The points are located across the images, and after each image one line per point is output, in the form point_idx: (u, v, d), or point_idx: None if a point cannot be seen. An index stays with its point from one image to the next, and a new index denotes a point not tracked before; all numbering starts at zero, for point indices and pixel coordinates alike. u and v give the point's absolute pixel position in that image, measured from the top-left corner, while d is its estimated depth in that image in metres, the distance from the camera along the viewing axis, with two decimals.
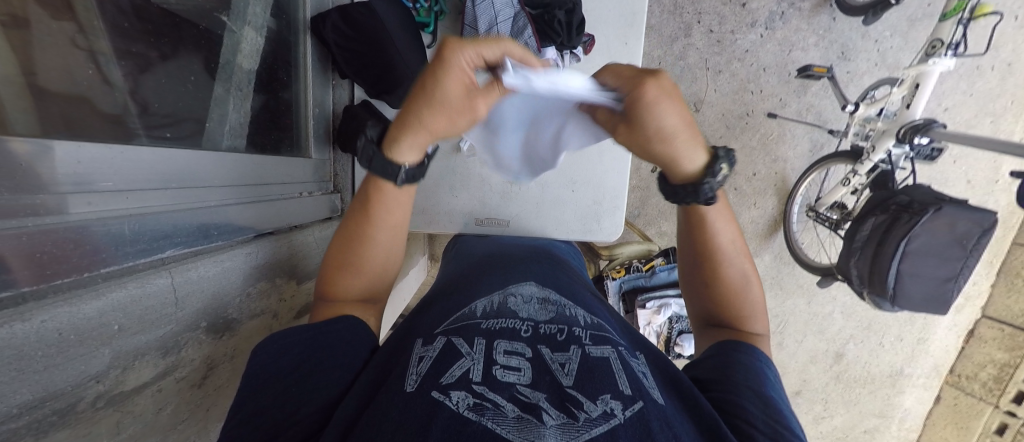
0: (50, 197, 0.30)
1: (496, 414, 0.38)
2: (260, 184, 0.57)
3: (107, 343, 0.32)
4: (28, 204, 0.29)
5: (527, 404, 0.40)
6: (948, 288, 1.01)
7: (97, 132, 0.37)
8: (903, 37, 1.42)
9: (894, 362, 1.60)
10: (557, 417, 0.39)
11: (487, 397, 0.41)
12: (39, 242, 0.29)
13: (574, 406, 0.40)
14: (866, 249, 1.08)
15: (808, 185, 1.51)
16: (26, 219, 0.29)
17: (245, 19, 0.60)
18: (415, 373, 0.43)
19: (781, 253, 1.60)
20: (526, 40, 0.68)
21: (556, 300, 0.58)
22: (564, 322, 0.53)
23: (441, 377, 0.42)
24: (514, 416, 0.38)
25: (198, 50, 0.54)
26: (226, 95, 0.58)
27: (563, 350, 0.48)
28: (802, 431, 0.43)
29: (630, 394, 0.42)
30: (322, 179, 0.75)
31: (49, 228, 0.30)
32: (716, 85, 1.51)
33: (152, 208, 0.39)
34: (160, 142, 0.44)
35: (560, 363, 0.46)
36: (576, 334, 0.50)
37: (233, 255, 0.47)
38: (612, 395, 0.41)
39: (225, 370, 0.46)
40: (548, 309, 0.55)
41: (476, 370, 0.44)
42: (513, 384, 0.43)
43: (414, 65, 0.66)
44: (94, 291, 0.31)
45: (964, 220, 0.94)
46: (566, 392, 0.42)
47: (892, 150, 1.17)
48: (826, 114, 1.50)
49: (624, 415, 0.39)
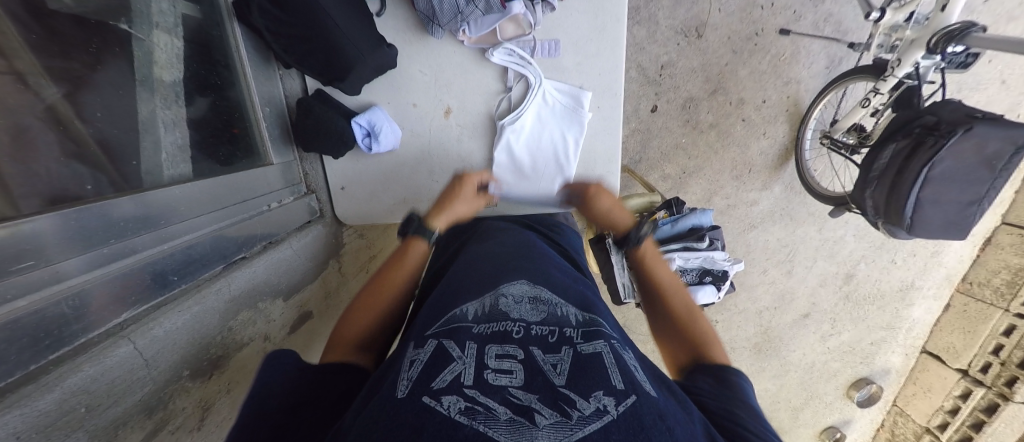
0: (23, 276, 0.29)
1: (488, 418, 0.35)
2: (217, 208, 0.53)
3: (79, 426, 0.31)
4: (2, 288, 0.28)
5: (519, 406, 0.37)
6: (970, 212, 0.95)
7: (22, 184, 0.33)
8: None
9: (905, 278, 1.62)
10: (550, 416, 0.35)
11: (479, 401, 0.37)
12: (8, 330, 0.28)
13: (566, 404, 0.37)
14: (883, 179, 1.02)
15: (823, 107, 1.39)
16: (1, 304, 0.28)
17: (151, 21, 0.51)
18: (406, 377, 0.40)
19: (791, 183, 1.53)
20: None
21: (548, 299, 0.54)
22: (555, 324, 0.50)
23: (431, 383, 0.39)
24: (506, 418, 0.35)
25: (111, 60, 0.46)
26: (153, 117, 0.51)
27: (555, 352, 0.45)
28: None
29: (623, 388, 0.39)
30: (292, 182, 0.70)
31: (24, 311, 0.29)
32: (720, 3, 1.34)
33: (103, 271, 0.36)
34: (91, 193, 0.39)
35: (552, 364, 0.43)
36: (567, 335, 0.48)
37: (204, 299, 0.45)
38: (603, 391, 0.38)
39: (223, 405, 0.46)
40: (539, 309, 0.52)
41: (468, 374, 0.41)
42: (505, 387, 0.40)
43: (364, 45, 0.59)
44: (45, 382, 0.29)
45: (995, 139, 0.85)
46: (557, 392, 0.39)
47: (919, 62, 1.03)
48: (845, 25, 1.35)
49: (616, 411, 0.36)
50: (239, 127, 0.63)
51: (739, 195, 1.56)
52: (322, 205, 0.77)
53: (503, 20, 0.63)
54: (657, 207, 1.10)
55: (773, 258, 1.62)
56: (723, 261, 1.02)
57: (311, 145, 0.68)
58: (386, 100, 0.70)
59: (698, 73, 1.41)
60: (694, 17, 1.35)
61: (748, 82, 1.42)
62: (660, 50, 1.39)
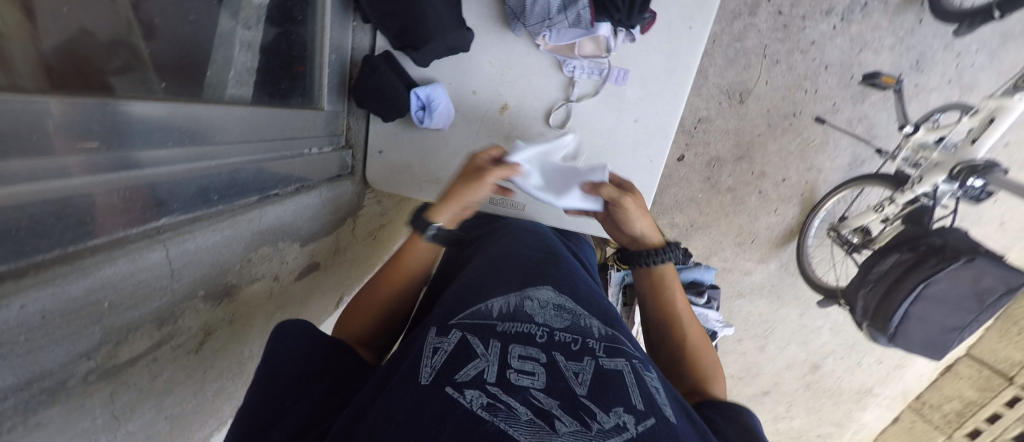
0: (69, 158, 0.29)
1: (509, 416, 0.35)
2: (257, 140, 0.51)
3: (97, 321, 0.30)
4: (49, 165, 0.27)
5: (541, 410, 0.37)
6: (949, 337, 1.00)
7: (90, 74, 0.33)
8: (989, 55, 1.27)
9: (865, 383, 1.68)
10: (570, 424, 0.36)
11: (501, 399, 0.37)
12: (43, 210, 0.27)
13: (587, 414, 0.37)
14: (880, 283, 1.05)
15: (836, 201, 1.44)
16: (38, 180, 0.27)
17: None
18: (429, 365, 0.42)
19: (787, 264, 1.58)
20: (579, 11, 0.60)
21: (571, 309, 0.54)
22: (578, 333, 0.50)
23: (455, 375, 0.40)
24: (527, 420, 0.35)
25: None
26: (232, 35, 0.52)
27: (578, 360, 0.45)
28: None
29: (643, 410, 0.40)
30: (333, 133, 0.69)
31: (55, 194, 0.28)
32: (768, 76, 1.36)
33: (149, 174, 0.35)
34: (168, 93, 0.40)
35: (574, 372, 0.43)
36: (590, 346, 0.48)
37: (237, 223, 0.44)
38: (624, 409, 0.39)
39: (224, 334, 0.46)
40: (563, 317, 0.52)
41: (490, 372, 0.41)
42: (527, 387, 0.40)
43: (447, 22, 0.60)
44: (82, 267, 0.28)
45: (993, 275, 0.90)
46: (579, 401, 0.39)
47: (940, 184, 1.08)
48: (877, 129, 1.39)
49: (636, 430, 0.37)
50: (303, 66, 0.62)
51: (737, 262, 1.60)
52: (355, 162, 0.76)
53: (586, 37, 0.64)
54: None
55: (751, 330, 1.67)
56: (716, 322, 1.05)
57: (365, 103, 0.68)
58: (448, 79, 0.71)
59: (730, 136, 1.44)
60: (741, 82, 1.38)
61: (774, 158, 1.46)
62: (701, 104, 1.42)
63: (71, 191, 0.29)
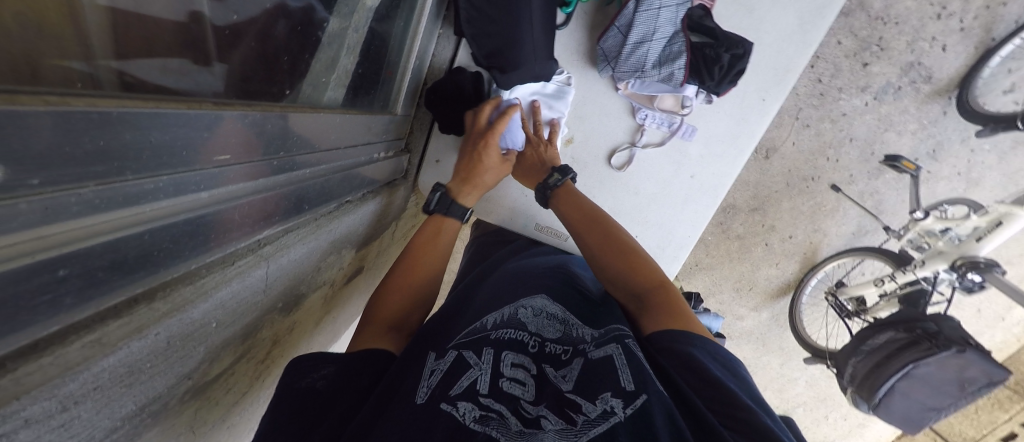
0: (179, 176, 0.25)
1: (500, 425, 0.37)
2: (345, 147, 0.48)
3: (203, 341, 0.29)
4: (155, 188, 0.23)
5: (528, 418, 0.38)
6: (927, 415, 1.06)
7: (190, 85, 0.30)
8: (1000, 155, 1.35)
9: (828, 436, 1.78)
10: (557, 422, 0.37)
11: (493, 409, 0.38)
12: (160, 238, 0.24)
13: (573, 410, 0.39)
14: (872, 355, 1.11)
15: (835, 266, 1.50)
16: (148, 205, 0.24)
17: None
18: (426, 385, 0.40)
19: (778, 316, 1.64)
20: (674, 69, 0.59)
21: (565, 312, 0.54)
22: (572, 336, 0.50)
23: (450, 388, 0.40)
24: (515, 430, 0.37)
25: None
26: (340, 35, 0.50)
27: (565, 366, 0.45)
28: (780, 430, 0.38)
29: (633, 390, 0.40)
30: (398, 137, 0.66)
31: (175, 220, 0.25)
32: (796, 138, 1.40)
33: (267, 183, 0.34)
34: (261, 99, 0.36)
35: (562, 375, 0.44)
36: (580, 348, 0.48)
37: (319, 234, 0.42)
38: (612, 393, 0.40)
39: (284, 342, 0.45)
40: (556, 326, 0.52)
41: (484, 381, 0.41)
42: (518, 397, 0.41)
43: (539, 51, 0.59)
44: (202, 289, 0.27)
45: (976, 367, 0.96)
46: (567, 398, 0.41)
47: (940, 272, 1.16)
48: (884, 205, 1.46)
49: (625, 413, 0.38)
50: (390, 71, 0.60)
51: (731, 306, 1.65)
52: (409, 166, 0.75)
53: (670, 93, 0.64)
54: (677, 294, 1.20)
55: None
56: None
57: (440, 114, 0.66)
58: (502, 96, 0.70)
59: (749, 187, 1.48)
60: (769, 138, 1.42)
61: (786, 215, 1.50)
62: None
63: (200, 203, 0.27)
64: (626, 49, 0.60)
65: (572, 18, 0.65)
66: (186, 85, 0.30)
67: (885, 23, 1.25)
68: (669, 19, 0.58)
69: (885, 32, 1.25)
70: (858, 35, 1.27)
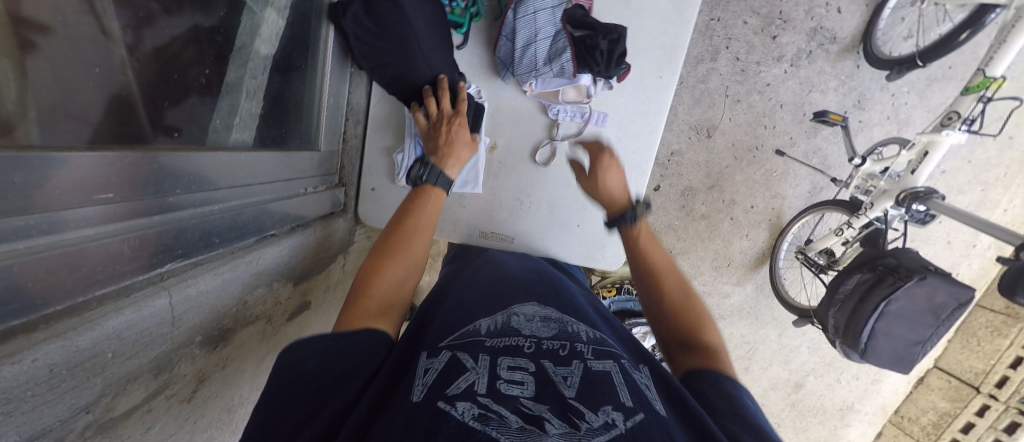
0: (57, 215, 0.27)
1: (500, 424, 0.36)
2: (258, 185, 0.51)
3: (100, 372, 0.30)
4: (26, 226, 0.26)
5: (529, 415, 0.38)
6: (915, 350, 1.06)
7: (84, 134, 0.34)
8: (919, 95, 1.44)
9: (846, 399, 1.73)
10: (559, 426, 0.36)
11: (492, 409, 0.38)
12: (33, 269, 0.26)
13: (575, 416, 0.38)
14: (847, 302, 1.12)
15: (801, 226, 1.54)
16: (23, 240, 0.26)
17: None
18: (420, 384, 0.42)
19: (762, 286, 1.65)
20: (564, 63, 0.65)
21: (558, 318, 0.57)
22: (566, 339, 0.52)
23: (446, 389, 0.41)
24: (516, 427, 0.36)
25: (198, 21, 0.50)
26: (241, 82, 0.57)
27: (566, 365, 0.46)
28: None
29: (631, 406, 0.41)
30: (327, 172, 0.71)
31: (49, 252, 0.27)
32: (731, 113, 1.48)
33: (164, 219, 0.36)
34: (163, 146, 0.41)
35: (563, 376, 0.44)
36: (578, 350, 0.49)
37: (235, 266, 0.44)
38: (612, 406, 0.40)
39: (215, 381, 0.45)
40: (550, 326, 0.54)
41: (481, 383, 0.42)
42: (517, 397, 0.41)
43: (436, 63, 0.64)
44: (91, 320, 0.29)
45: (944, 292, 0.97)
46: (568, 403, 0.40)
47: (889, 210, 1.20)
48: (830, 160, 1.52)
49: (625, 426, 0.37)
50: (304, 111, 0.67)
51: (716, 285, 1.66)
52: (347, 199, 0.78)
53: (568, 86, 0.69)
54: None
55: (734, 352, 1.72)
56: None
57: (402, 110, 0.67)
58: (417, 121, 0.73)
59: (701, 167, 1.54)
60: (707, 119, 1.50)
61: (742, 187, 1.56)
62: (673, 139, 1.52)
63: (83, 239, 0.29)
64: (518, 53, 0.66)
65: (470, 36, 0.71)
66: (100, 137, 0.35)
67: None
68: (548, 22, 0.66)
69: (783, 7, 1.37)
70: (761, 13, 1.38)
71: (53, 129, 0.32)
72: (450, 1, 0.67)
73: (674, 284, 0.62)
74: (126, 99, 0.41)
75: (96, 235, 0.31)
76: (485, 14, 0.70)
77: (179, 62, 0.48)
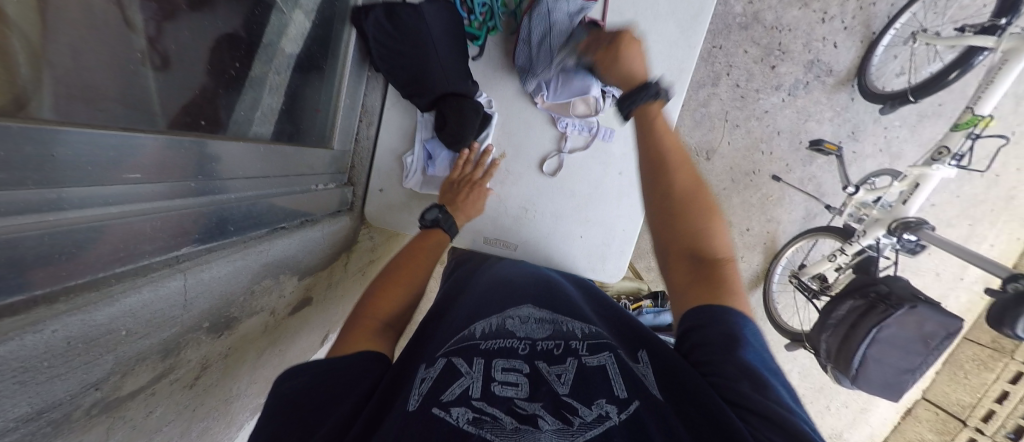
0: (79, 189, 0.28)
1: (494, 426, 0.38)
2: (268, 177, 0.52)
3: (112, 349, 0.30)
4: (51, 197, 0.26)
5: (523, 415, 0.41)
6: (904, 378, 1.07)
7: (102, 112, 0.34)
8: (910, 129, 1.49)
9: (835, 427, 1.72)
10: (552, 422, 0.40)
11: (486, 412, 0.41)
12: (58, 242, 0.26)
13: (569, 411, 0.41)
14: (838, 328, 1.13)
15: (795, 251, 1.57)
16: (46, 213, 0.26)
17: (297, 2, 0.62)
18: (416, 394, 0.43)
19: (756, 308, 1.67)
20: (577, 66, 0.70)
21: (552, 319, 0.58)
22: (561, 338, 0.53)
23: (440, 395, 0.42)
24: (511, 427, 0.39)
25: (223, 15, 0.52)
26: (262, 78, 0.59)
27: (559, 363, 0.49)
28: (800, 410, 0.40)
29: (625, 396, 0.43)
30: (338, 171, 0.72)
31: (73, 227, 0.27)
32: (730, 138, 1.53)
33: (179, 203, 0.37)
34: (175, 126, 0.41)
35: (557, 375, 0.47)
36: (572, 348, 0.51)
37: (248, 254, 0.45)
38: (607, 399, 0.42)
39: (216, 370, 0.45)
40: (544, 327, 0.56)
41: (475, 387, 0.44)
42: (512, 398, 0.43)
43: (451, 70, 0.65)
44: (110, 295, 0.29)
45: (932, 321, 1.00)
46: (561, 400, 0.43)
47: (880, 238, 1.23)
48: (824, 188, 1.56)
49: (619, 418, 0.40)
50: (320, 109, 0.69)
51: None
52: (354, 198, 0.79)
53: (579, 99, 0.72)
54: (644, 296, 1.22)
55: None
56: None
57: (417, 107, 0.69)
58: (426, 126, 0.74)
59: None
60: (707, 141, 1.53)
61: (738, 209, 1.59)
62: None
63: (108, 216, 0.30)
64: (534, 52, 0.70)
65: (486, 48, 0.74)
66: (116, 119, 0.35)
67: (781, 31, 1.42)
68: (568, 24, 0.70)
69: (782, 38, 1.43)
70: (762, 43, 1.44)
71: (70, 107, 0.32)
72: (470, 14, 0.71)
73: (680, 182, 0.59)
74: (137, 76, 0.41)
75: (118, 212, 0.31)
76: (502, 28, 0.72)
77: (201, 51, 0.49)
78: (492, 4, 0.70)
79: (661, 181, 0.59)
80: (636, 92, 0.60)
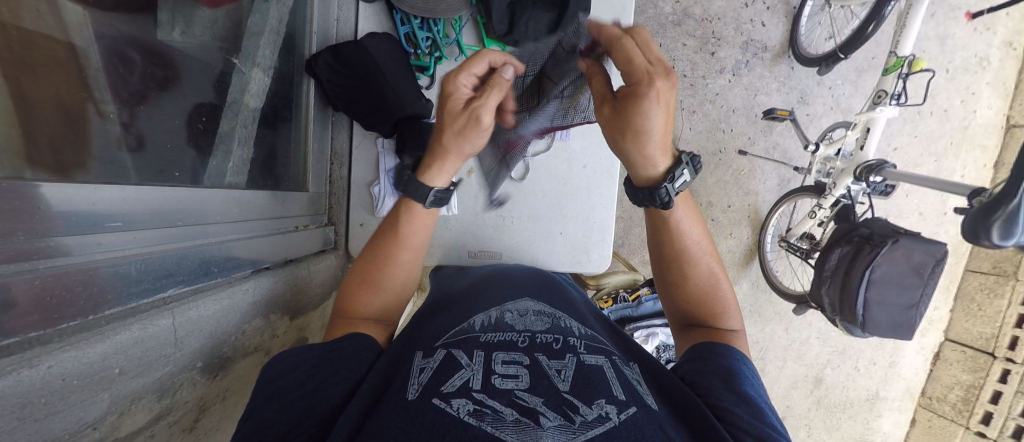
0: (73, 237, 0.31)
1: (495, 419, 0.38)
2: (248, 216, 0.56)
3: (106, 388, 0.31)
4: (48, 244, 0.29)
5: (527, 408, 0.40)
6: (912, 314, 1.06)
7: (84, 170, 0.38)
8: (853, 84, 1.59)
9: (870, 387, 1.65)
10: (556, 418, 0.39)
11: (487, 404, 0.40)
12: (52, 285, 0.29)
13: (571, 409, 0.40)
14: (835, 276, 1.14)
15: (778, 217, 1.60)
16: (40, 260, 0.29)
17: (254, 61, 0.68)
18: (415, 384, 0.44)
19: (757, 281, 1.66)
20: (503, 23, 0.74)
21: (551, 313, 0.59)
22: (560, 332, 0.53)
23: (441, 386, 0.43)
24: (513, 420, 0.38)
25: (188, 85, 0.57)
26: (233, 132, 0.64)
27: (559, 358, 0.48)
28: (779, 425, 0.47)
29: (625, 399, 0.43)
30: (318, 212, 0.80)
31: (64, 269, 0.30)
32: (690, 123, 1.60)
33: (164, 248, 0.39)
34: (146, 179, 0.44)
35: (557, 369, 0.46)
36: (571, 344, 0.51)
37: (232, 293, 0.47)
38: (607, 400, 0.42)
39: (215, 412, 0.45)
40: (543, 320, 0.56)
41: (476, 379, 0.44)
42: (512, 390, 0.43)
43: (405, 95, 0.72)
44: (100, 335, 0.31)
45: (919, 251, 1.01)
46: (562, 397, 0.42)
47: (851, 186, 1.27)
48: (790, 153, 1.62)
49: (619, 419, 0.40)
50: (290, 156, 0.78)
51: None
52: (337, 236, 0.84)
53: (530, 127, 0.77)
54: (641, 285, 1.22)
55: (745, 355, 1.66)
56: None
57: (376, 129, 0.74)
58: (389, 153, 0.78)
59: None
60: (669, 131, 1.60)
61: (715, 188, 1.63)
62: None
63: (97, 260, 0.33)
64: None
65: (436, 78, 0.79)
66: (102, 175, 0.39)
67: (711, 22, 1.54)
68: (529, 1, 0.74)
69: (714, 27, 1.55)
70: (696, 35, 1.55)
71: (71, 173, 0.36)
72: (415, 49, 0.77)
73: (703, 271, 0.63)
74: (107, 135, 0.44)
75: (107, 258, 0.34)
76: (449, 56, 0.78)
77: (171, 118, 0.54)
78: (434, 37, 0.75)
79: (683, 271, 0.63)
80: (659, 186, 0.55)
